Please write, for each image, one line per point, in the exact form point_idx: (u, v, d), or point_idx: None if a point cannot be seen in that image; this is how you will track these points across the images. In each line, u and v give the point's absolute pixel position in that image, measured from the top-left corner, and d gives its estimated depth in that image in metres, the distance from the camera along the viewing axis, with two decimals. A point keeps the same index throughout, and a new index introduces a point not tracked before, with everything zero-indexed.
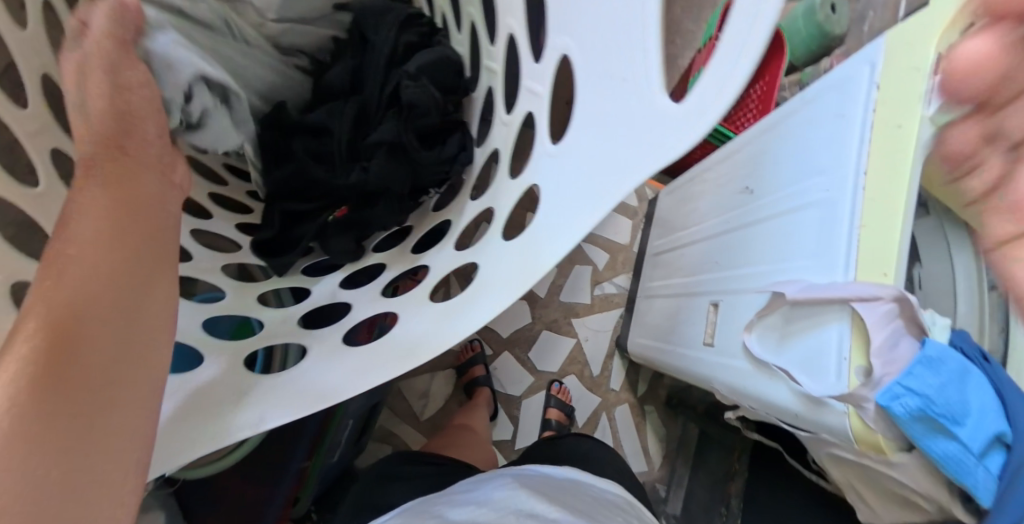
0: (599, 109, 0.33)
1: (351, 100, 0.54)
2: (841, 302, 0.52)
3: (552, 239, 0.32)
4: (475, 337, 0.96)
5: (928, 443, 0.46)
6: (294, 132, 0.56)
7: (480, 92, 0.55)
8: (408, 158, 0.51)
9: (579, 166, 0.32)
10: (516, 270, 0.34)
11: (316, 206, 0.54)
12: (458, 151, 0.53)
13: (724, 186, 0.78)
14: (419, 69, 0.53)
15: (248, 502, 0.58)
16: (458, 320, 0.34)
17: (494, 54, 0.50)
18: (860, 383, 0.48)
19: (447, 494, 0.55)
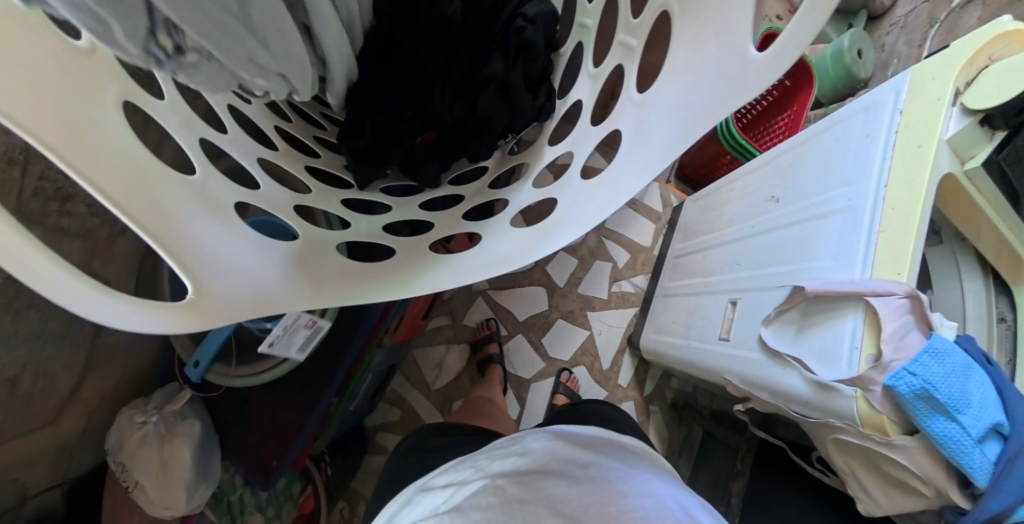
0: (692, 56, 0.36)
1: (468, 33, 0.53)
2: (855, 298, 0.57)
3: (628, 177, 0.37)
4: (491, 318, 0.99)
5: (929, 423, 0.51)
6: (396, 47, 0.52)
7: (569, 49, 0.58)
8: (511, 97, 0.53)
9: (666, 111, 0.36)
10: (596, 202, 0.39)
11: (409, 124, 0.53)
12: (544, 101, 0.57)
13: (752, 194, 0.84)
14: (534, 15, 0.54)
15: (279, 426, 0.61)
16: (542, 243, 0.39)
17: (590, 13, 0.54)
18: (869, 367, 0.54)
19: (487, 451, 0.66)
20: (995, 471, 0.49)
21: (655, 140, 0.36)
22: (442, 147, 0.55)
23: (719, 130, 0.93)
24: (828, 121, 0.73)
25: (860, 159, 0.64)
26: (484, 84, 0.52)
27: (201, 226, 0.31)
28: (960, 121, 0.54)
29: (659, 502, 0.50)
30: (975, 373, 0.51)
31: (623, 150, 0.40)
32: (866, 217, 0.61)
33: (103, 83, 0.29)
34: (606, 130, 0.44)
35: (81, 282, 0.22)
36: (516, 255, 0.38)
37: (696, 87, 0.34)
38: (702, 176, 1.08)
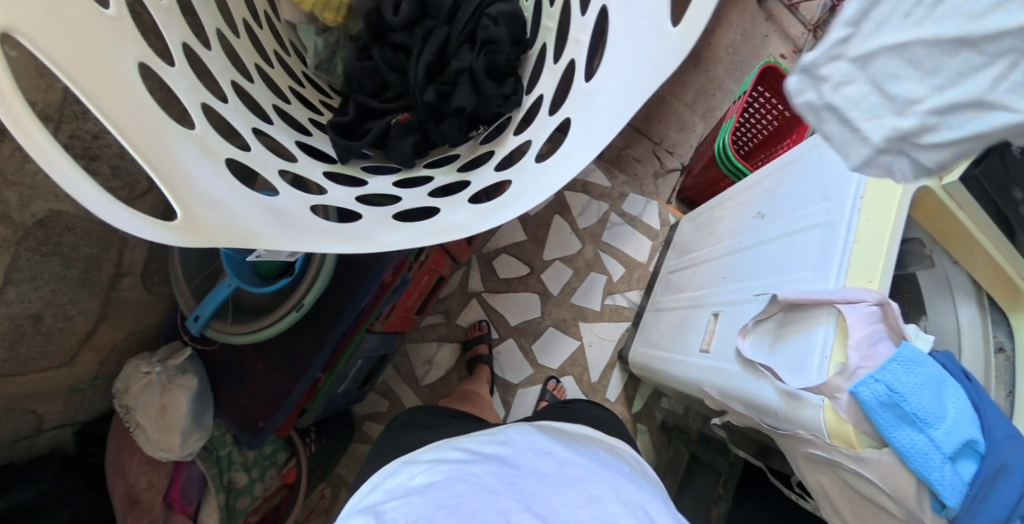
0: (617, 73, 0.42)
1: (438, 28, 0.59)
2: (829, 305, 0.56)
3: (575, 156, 0.42)
4: (484, 319, 1.02)
5: (894, 435, 0.48)
6: (382, 43, 0.62)
7: (536, 49, 0.59)
8: (476, 84, 0.55)
9: (599, 102, 0.43)
10: (548, 179, 0.43)
11: (388, 107, 0.60)
12: (512, 92, 0.56)
13: (741, 212, 0.86)
14: (498, 13, 0.56)
15: (269, 387, 0.67)
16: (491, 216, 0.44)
17: (552, 15, 0.56)
18: (836, 372, 0.52)
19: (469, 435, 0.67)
20: (968, 494, 0.45)
21: (594, 133, 0.41)
22: (416, 126, 0.58)
23: (716, 151, 0.97)
24: (814, 141, 0.75)
25: (839, 176, 0.65)
26: (453, 76, 0.57)
27: (200, 165, 0.40)
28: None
29: (606, 481, 0.53)
30: (947, 385, 0.49)
31: (570, 138, 0.45)
32: (842, 230, 0.61)
33: (123, 48, 0.39)
34: (560, 117, 0.48)
35: (88, 182, 0.28)
36: (470, 221, 0.45)
37: (623, 88, 0.40)
38: (701, 198, 1.10)
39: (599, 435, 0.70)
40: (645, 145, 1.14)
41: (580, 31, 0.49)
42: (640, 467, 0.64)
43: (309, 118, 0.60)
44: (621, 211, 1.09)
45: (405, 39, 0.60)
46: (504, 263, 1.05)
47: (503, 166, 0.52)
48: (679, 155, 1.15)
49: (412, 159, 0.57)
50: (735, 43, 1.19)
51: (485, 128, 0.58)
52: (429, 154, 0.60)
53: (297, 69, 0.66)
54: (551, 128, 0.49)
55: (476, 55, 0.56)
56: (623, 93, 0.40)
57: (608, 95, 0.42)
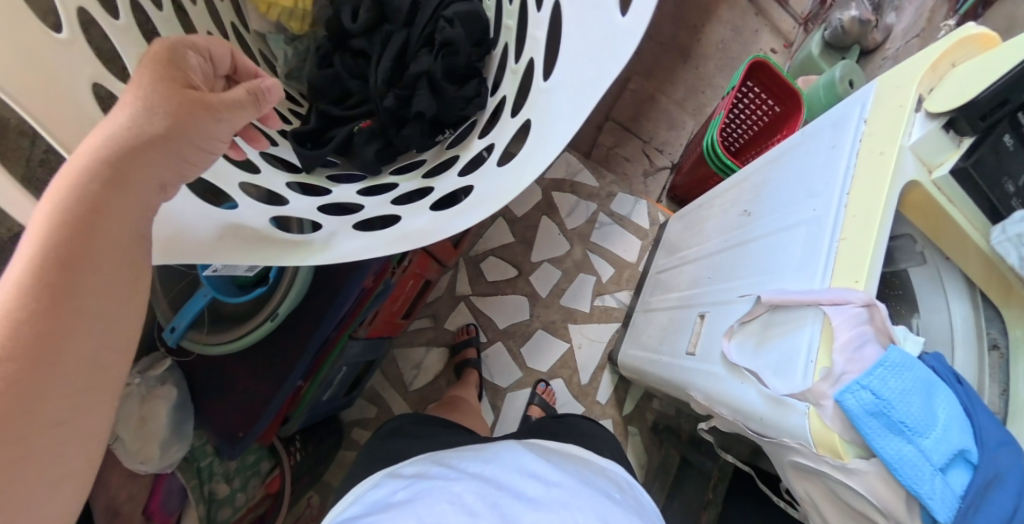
0: (575, 70, 0.41)
1: (396, 34, 0.61)
2: (815, 306, 0.55)
3: (538, 158, 0.41)
4: (472, 323, 1.01)
5: (882, 446, 0.46)
6: (343, 51, 0.65)
7: (499, 49, 0.59)
8: (437, 89, 0.57)
9: (560, 100, 0.42)
10: (511, 181, 0.42)
11: (350, 113, 0.62)
12: (474, 94, 0.57)
13: (728, 210, 0.85)
14: (455, 14, 0.57)
15: (248, 395, 0.66)
16: (452, 223, 0.44)
17: (511, 13, 0.56)
18: (821, 378, 0.50)
19: (453, 451, 0.65)
20: (962, 507, 0.43)
21: (557, 132, 0.40)
22: (379, 132, 0.59)
23: (704, 148, 0.95)
24: (800, 135, 0.73)
25: (825, 172, 0.64)
26: (413, 81, 0.58)
27: None
28: (925, 127, 0.54)
29: (600, 502, 0.51)
30: (937, 390, 0.47)
31: (532, 139, 0.44)
32: (828, 229, 0.60)
33: (79, 66, 0.39)
34: (522, 118, 0.47)
35: None
36: (434, 229, 0.44)
37: (577, 86, 0.39)
38: (691, 196, 1.08)
39: (586, 454, 0.66)
40: (634, 143, 1.12)
41: (540, 29, 0.49)
42: (632, 493, 0.58)
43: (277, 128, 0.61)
44: (609, 210, 1.08)
45: (364, 45, 0.63)
46: (492, 265, 1.03)
47: (469, 169, 0.51)
48: (668, 153, 1.13)
49: (376, 168, 0.57)
50: (724, 39, 1.17)
51: (451, 132, 0.59)
52: (396, 160, 0.60)
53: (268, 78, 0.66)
54: (517, 129, 0.48)
55: (434, 60, 0.57)
56: (581, 93, 0.38)
57: (566, 94, 0.41)
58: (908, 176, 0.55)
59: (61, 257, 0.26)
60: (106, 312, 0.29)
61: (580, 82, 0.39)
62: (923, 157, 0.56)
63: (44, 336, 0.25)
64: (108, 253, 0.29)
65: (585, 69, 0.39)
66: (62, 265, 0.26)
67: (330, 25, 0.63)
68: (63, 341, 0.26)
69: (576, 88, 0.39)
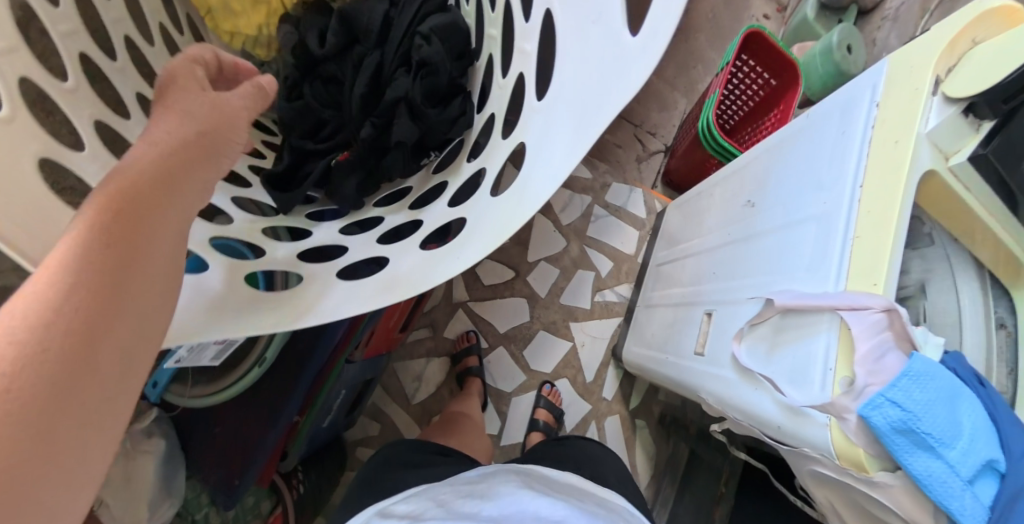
0: (574, 87, 0.36)
1: (370, 57, 0.59)
2: (831, 311, 0.52)
3: (536, 190, 0.36)
4: (472, 329, 0.98)
5: (908, 461, 0.45)
6: (315, 78, 0.63)
7: (482, 60, 0.56)
8: (418, 114, 0.54)
9: (560, 119, 0.37)
10: (507, 219, 0.37)
11: (325, 147, 0.60)
12: (459, 113, 0.54)
13: (729, 201, 0.82)
14: (431, 30, 0.55)
15: (242, 440, 0.62)
16: (441, 267, 0.39)
17: (495, 21, 0.52)
18: (842, 392, 0.49)
19: (453, 481, 0.61)
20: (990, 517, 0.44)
21: (558, 160, 0.35)
22: (358, 162, 0.55)
23: (700, 131, 0.90)
24: (804, 119, 0.70)
25: (835, 162, 0.60)
26: (391, 106, 0.55)
27: None
28: (941, 113, 0.50)
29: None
30: (962, 398, 0.46)
31: (527, 164, 0.39)
32: (841, 224, 0.57)
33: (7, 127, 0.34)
34: (514, 141, 0.43)
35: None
36: (426, 273, 0.40)
37: (577, 107, 0.35)
38: (687, 181, 1.05)
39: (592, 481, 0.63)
40: (625, 128, 1.06)
41: (529, 42, 0.44)
42: None
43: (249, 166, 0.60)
44: (604, 202, 1.04)
45: (335, 70, 0.62)
46: (488, 269, 0.99)
47: (460, 198, 0.47)
48: (661, 136, 1.08)
49: (358, 202, 0.55)
50: (714, 9, 1.10)
51: (436, 154, 0.57)
52: (380, 190, 0.58)
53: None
54: (509, 152, 0.43)
55: (413, 82, 0.55)
56: (584, 114, 0.34)
57: (566, 113, 0.36)
58: (924, 167, 0.52)
59: (118, 228, 0.24)
60: (146, 313, 0.23)
61: (584, 99, 0.34)
62: (937, 145, 0.52)
63: (97, 315, 0.20)
64: (159, 249, 0.26)
65: (587, 86, 0.34)
66: (124, 240, 0.24)
67: (297, 54, 0.62)
68: (101, 330, 0.21)
69: (579, 106, 0.35)
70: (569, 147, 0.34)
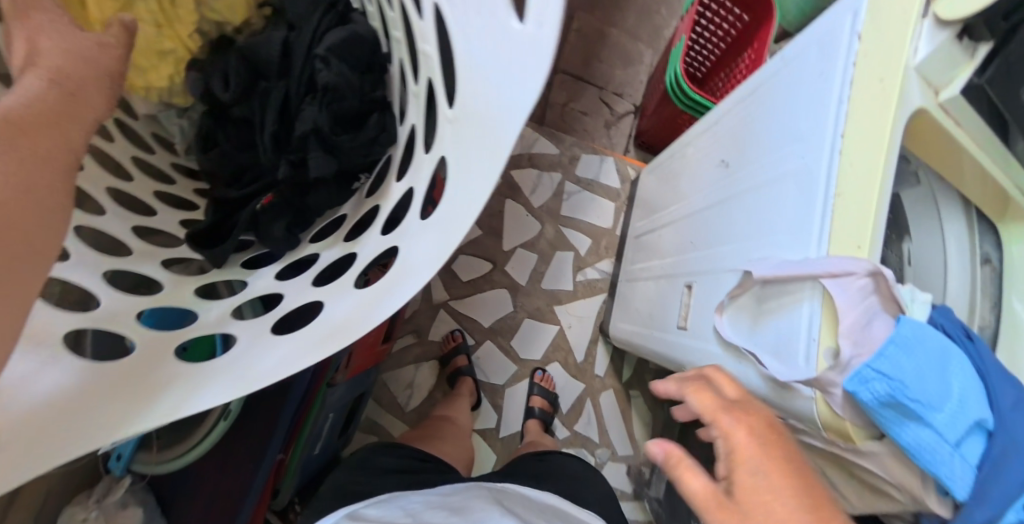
0: (482, 87, 0.31)
1: (273, 89, 0.54)
2: (811, 279, 0.49)
3: (464, 210, 0.30)
4: (457, 328, 0.95)
5: (898, 431, 0.44)
6: (225, 120, 0.58)
7: (395, 66, 0.53)
8: (328, 143, 0.51)
9: (478, 123, 0.31)
10: (440, 248, 0.32)
11: (248, 192, 0.55)
12: (378, 132, 0.52)
13: (702, 161, 0.77)
14: (328, 49, 0.51)
15: (225, 491, 0.61)
16: (382, 308, 0.34)
17: (394, 22, 0.48)
18: (828, 367, 0.46)
19: (415, 494, 0.57)
20: (979, 479, 0.42)
21: (483, 171, 0.30)
22: (286, 204, 0.53)
23: (669, 85, 0.84)
24: (780, 61, 0.63)
25: (814, 110, 0.54)
26: (302, 140, 0.51)
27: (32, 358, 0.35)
28: (933, 39, 0.45)
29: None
30: (951, 360, 0.44)
31: (449, 184, 0.33)
32: (822, 180, 0.52)
33: None
34: (435, 156, 0.37)
35: None
36: (356, 318, 0.35)
37: (489, 115, 0.30)
38: (660, 142, 0.99)
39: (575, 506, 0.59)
40: (589, 93, 0.99)
41: (426, 43, 0.40)
42: None
43: (181, 222, 0.60)
44: (575, 177, 0.98)
45: (244, 113, 0.55)
46: (464, 265, 0.95)
47: (394, 225, 0.42)
48: (629, 96, 1.00)
49: (291, 239, 0.51)
50: None
51: (365, 176, 0.55)
52: (313, 223, 0.56)
53: (166, 163, 0.65)
54: (432, 167, 0.38)
55: (321, 109, 0.51)
56: (498, 118, 0.28)
57: (481, 118, 0.31)
58: (912, 105, 0.47)
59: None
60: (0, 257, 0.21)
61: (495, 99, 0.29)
62: (926, 75, 0.47)
63: None
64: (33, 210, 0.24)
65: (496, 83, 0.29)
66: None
67: (201, 97, 0.56)
68: None
69: (492, 108, 0.30)
70: (487, 162, 0.29)
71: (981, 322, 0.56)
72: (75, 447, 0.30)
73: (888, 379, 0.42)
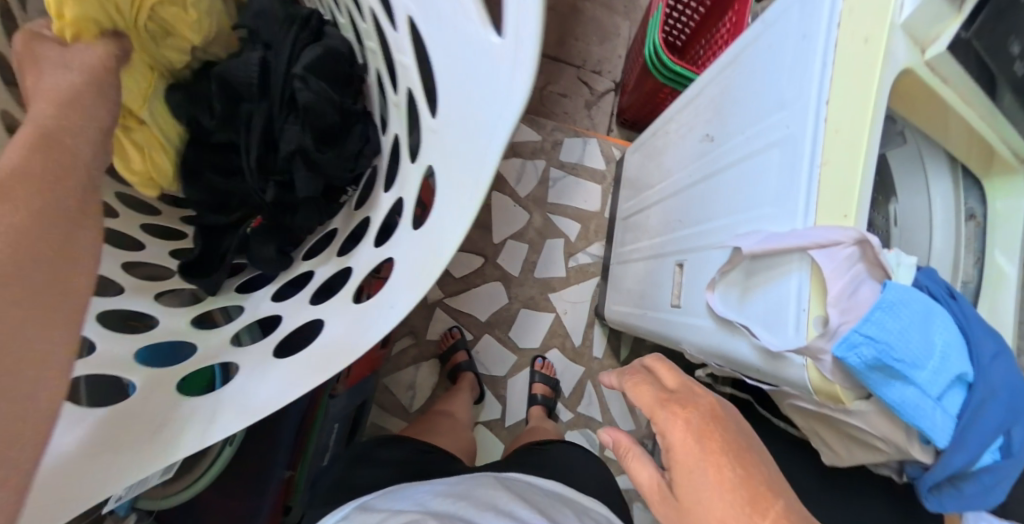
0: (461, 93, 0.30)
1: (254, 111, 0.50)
2: (799, 251, 0.49)
3: (451, 219, 0.30)
4: (453, 325, 0.95)
5: (885, 391, 0.44)
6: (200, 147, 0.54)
7: (372, 77, 0.50)
8: (314, 164, 0.49)
9: (457, 136, 0.30)
10: (427, 258, 0.32)
11: (236, 218, 0.55)
12: (362, 144, 0.50)
13: (686, 135, 0.76)
14: (306, 69, 0.47)
15: (237, 513, 0.61)
16: (375, 324, 0.35)
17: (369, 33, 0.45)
18: (817, 334, 0.46)
19: (421, 483, 0.57)
20: (958, 426, 0.44)
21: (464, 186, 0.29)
22: (274, 227, 0.52)
23: (648, 60, 0.81)
24: (760, 26, 0.62)
25: (798, 75, 0.53)
26: (289, 159, 0.49)
27: None
28: None
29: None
30: (934, 318, 0.45)
31: (432, 196, 0.32)
32: (806, 146, 0.50)
33: None
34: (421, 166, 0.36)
35: None
36: (350, 339, 0.35)
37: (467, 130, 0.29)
38: (642, 118, 0.97)
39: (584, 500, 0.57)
40: (568, 73, 0.96)
41: (405, 55, 0.37)
42: None
43: (171, 252, 0.55)
44: (559, 161, 0.96)
45: (228, 137, 0.52)
46: (454, 261, 0.94)
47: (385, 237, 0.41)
48: (607, 73, 0.98)
49: (283, 260, 0.50)
50: None
51: (353, 190, 0.54)
52: (304, 242, 0.54)
53: (151, 193, 0.59)
54: (418, 178, 0.37)
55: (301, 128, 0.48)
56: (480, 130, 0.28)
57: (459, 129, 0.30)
58: (896, 67, 0.46)
59: None
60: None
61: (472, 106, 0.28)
62: (911, 33, 0.46)
63: None
64: None
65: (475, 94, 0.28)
66: None
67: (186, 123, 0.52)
68: None
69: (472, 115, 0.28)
70: (467, 174, 0.28)
71: (965, 277, 0.57)
72: (75, 510, 0.29)
73: (875, 343, 0.43)
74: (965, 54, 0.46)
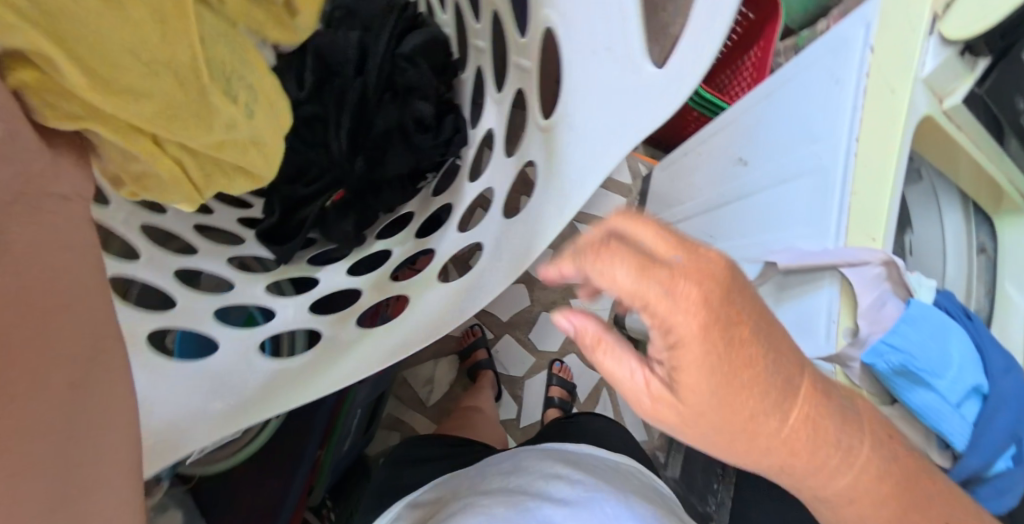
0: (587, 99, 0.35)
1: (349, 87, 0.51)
2: (831, 268, 0.53)
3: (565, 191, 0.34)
4: (474, 323, 0.97)
5: (907, 395, 0.49)
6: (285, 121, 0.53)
7: (470, 73, 0.55)
8: (407, 141, 0.53)
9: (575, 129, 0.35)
10: (528, 237, 0.35)
11: (314, 189, 0.53)
12: (453, 132, 0.53)
13: (715, 156, 0.80)
14: (413, 49, 0.53)
15: (268, 492, 0.61)
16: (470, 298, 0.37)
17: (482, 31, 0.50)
18: (846, 343, 0.51)
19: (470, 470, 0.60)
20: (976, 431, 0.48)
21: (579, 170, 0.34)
22: (354, 204, 0.53)
23: None
24: (792, 67, 0.67)
25: (828, 111, 0.59)
26: (382, 138, 0.53)
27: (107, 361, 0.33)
28: (939, 53, 0.50)
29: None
30: (951, 332, 0.49)
31: (537, 185, 0.37)
32: (838, 174, 0.56)
33: None
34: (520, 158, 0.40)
35: None
36: (446, 309, 0.37)
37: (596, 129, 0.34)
38: (669, 138, 1.02)
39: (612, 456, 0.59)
40: None
41: (525, 58, 0.42)
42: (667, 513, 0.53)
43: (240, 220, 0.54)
44: None
45: (317, 109, 0.51)
46: None
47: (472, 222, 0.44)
48: None
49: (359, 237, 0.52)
50: None
51: (434, 176, 0.57)
52: (378, 221, 0.55)
53: None
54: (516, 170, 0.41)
55: (400, 110, 0.53)
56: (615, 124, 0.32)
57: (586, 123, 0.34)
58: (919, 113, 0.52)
59: None
60: None
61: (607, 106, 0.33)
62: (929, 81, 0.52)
63: None
64: None
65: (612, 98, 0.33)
66: None
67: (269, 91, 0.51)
68: None
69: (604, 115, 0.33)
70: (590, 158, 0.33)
71: (978, 305, 0.63)
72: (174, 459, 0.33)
73: (893, 353, 0.48)
74: (975, 108, 0.54)
